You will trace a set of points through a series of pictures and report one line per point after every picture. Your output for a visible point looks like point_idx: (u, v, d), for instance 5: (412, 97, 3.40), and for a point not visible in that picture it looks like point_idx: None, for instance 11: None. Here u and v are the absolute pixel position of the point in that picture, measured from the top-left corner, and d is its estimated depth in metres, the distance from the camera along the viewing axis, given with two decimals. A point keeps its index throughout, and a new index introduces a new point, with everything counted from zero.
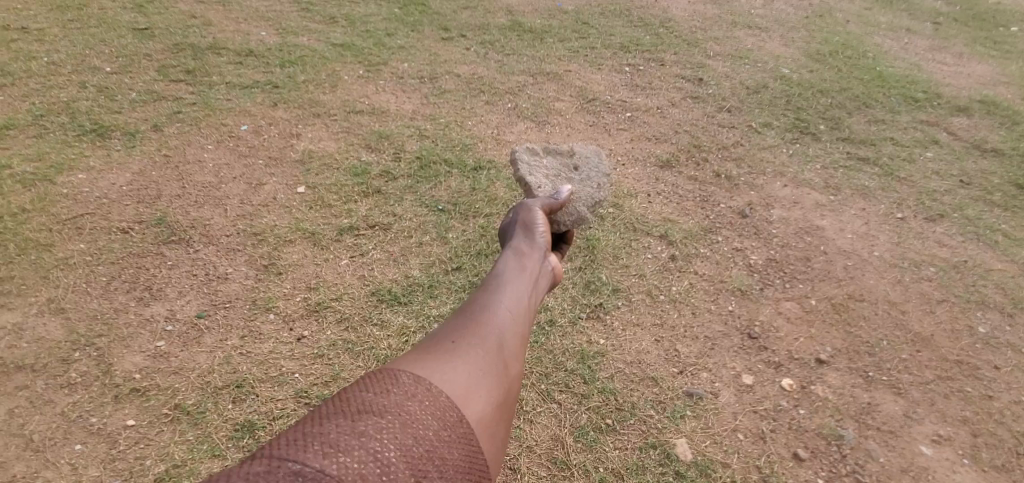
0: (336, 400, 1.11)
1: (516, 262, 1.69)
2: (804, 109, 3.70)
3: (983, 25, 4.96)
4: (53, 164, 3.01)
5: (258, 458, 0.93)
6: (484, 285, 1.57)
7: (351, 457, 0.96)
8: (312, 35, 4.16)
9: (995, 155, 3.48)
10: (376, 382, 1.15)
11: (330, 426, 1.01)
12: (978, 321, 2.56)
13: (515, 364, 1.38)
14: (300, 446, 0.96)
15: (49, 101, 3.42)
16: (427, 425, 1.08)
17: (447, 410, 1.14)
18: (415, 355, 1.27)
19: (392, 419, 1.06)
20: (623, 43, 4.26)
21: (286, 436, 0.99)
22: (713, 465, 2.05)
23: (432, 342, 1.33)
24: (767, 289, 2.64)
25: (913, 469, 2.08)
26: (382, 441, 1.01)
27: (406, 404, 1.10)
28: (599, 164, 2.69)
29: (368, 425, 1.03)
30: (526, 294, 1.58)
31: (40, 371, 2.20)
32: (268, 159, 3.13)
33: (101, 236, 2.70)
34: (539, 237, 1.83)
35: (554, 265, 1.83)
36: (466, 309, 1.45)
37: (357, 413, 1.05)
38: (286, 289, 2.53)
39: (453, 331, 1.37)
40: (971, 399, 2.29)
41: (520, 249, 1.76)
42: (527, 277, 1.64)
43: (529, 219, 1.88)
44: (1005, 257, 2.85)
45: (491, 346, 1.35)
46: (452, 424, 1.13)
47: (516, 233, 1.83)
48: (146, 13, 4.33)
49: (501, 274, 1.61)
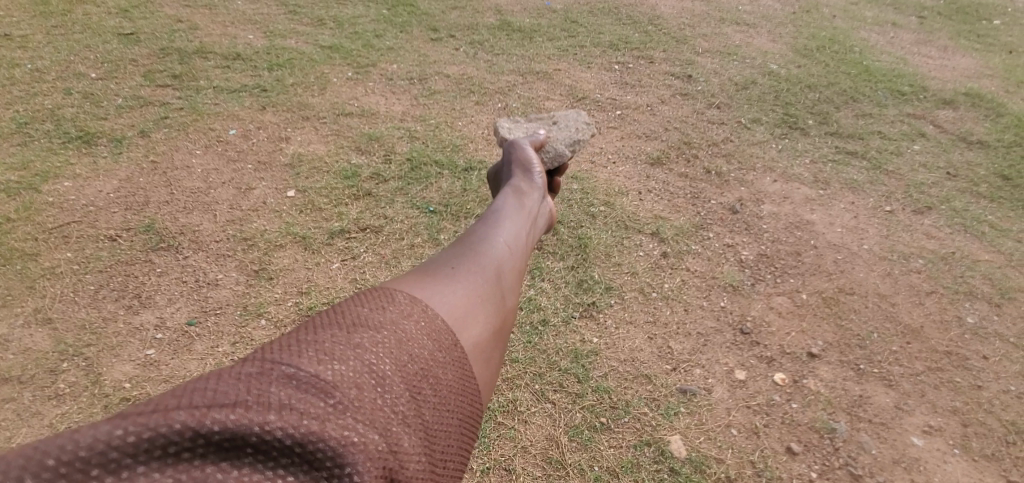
0: (331, 312, 1.11)
1: (515, 202, 1.81)
2: (792, 104, 3.72)
3: (967, 19, 5.02)
4: (38, 172, 2.97)
5: (250, 361, 0.94)
6: (482, 222, 1.63)
7: (345, 366, 0.96)
8: (300, 37, 4.13)
9: (980, 147, 3.51)
10: (373, 298, 1.15)
11: (324, 335, 1.01)
12: (967, 312, 2.59)
13: (510, 298, 1.42)
14: (292, 354, 0.95)
15: (33, 108, 3.37)
16: (423, 345, 1.09)
17: (443, 333, 1.15)
18: (412, 278, 1.29)
19: (388, 335, 1.06)
20: (612, 42, 4.27)
21: (278, 343, 0.99)
22: (707, 461, 2.06)
23: (428, 269, 1.35)
24: (759, 284, 2.65)
25: (904, 460, 2.10)
26: (377, 355, 1.01)
27: (402, 322, 1.10)
28: (576, 115, 2.65)
29: (363, 338, 1.03)
30: (522, 235, 1.65)
31: (27, 383, 2.17)
32: (257, 163, 3.11)
33: (88, 244, 2.67)
34: (536, 177, 2.03)
35: (546, 212, 1.98)
36: (464, 243, 1.49)
37: (352, 325, 1.05)
38: (277, 294, 2.51)
39: (450, 260, 1.40)
40: (961, 389, 2.32)
41: (519, 190, 1.90)
42: (524, 217, 1.75)
43: (526, 159, 2.08)
44: (991, 248, 2.88)
45: (488, 278, 1.38)
46: (447, 347, 1.14)
47: (516, 172, 2.03)
48: (131, 18, 4.29)
49: (501, 213, 1.71)
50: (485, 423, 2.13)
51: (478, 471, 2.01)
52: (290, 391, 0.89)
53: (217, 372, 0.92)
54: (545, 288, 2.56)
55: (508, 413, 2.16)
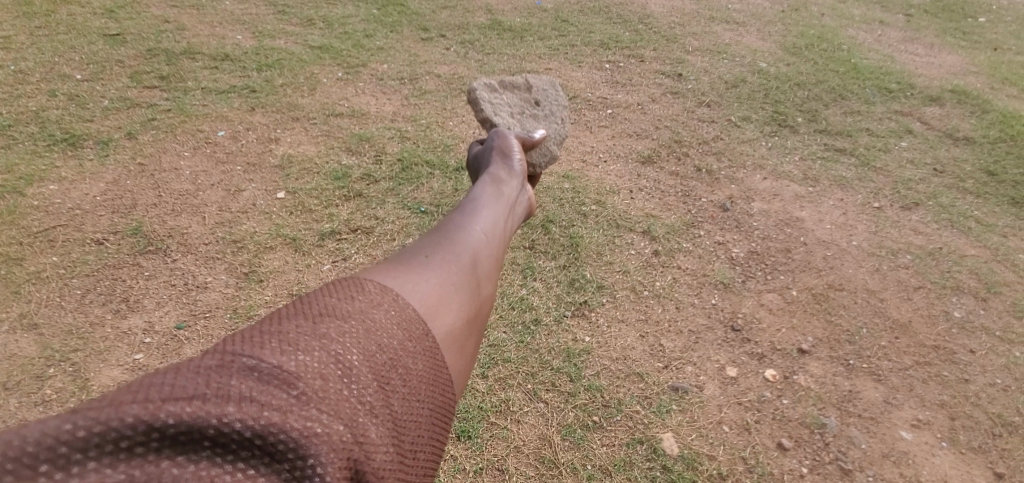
0: (297, 302, 1.08)
1: (493, 190, 1.79)
2: (781, 102, 3.74)
3: (953, 17, 5.07)
4: (22, 176, 2.93)
5: (211, 353, 0.91)
6: (459, 211, 1.62)
7: (309, 356, 0.93)
8: (289, 38, 4.10)
9: (966, 143, 3.55)
10: (341, 289, 1.12)
11: (289, 326, 0.98)
12: (954, 306, 2.61)
13: (486, 285, 1.40)
14: (254, 345, 0.93)
15: (17, 111, 3.33)
16: (392, 335, 1.07)
17: (413, 322, 1.13)
18: (384, 268, 1.27)
19: (356, 325, 1.03)
20: (603, 41, 4.28)
21: (241, 334, 0.96)
22: (699, 458, 2.07)
23: (401, 258, 1.33)
24: (750, 281, 2.67)
25: (893, 454, 2.11)
26: (344, 345, 0.98)
27: (370, 312, 1.08)
28: (558, 95, 2.62)
29: (330, 328, 1.00)
30: (498, 223, 1.63)
31: (12, 389, 2.14)
32: (246, 165, 3.08)
33: (74, 248, 2.63)
34: (515, 165, 2.00)
35: (527, 198, 1.98)
36: (439, 232, 1.48)
37: (319, 316, 1.03)
38: (267, 296, 2.49)
39: (425, 250, 1.38)
40: (948, 383, 2.34)
41: (497, 179, 1.88)
42: (503, 206, 1.73)
43: (506, 146, 2.05)
44: (978, 243, 2.91)
45: (463, 267, 1.37)
46: (418, 337, 1.11)
47: (495, 159, 1.99)
48: (117, 19, 4.24)
49: (478, 201, 1.69)
50: (478, 424, 2.12)
51: (471, 471, 2.00)
52: (251, 383, 0.86)
53: (175, 365, 0.89)
54: (537, 288, 2.56)
55: (500, 413, 2.16)
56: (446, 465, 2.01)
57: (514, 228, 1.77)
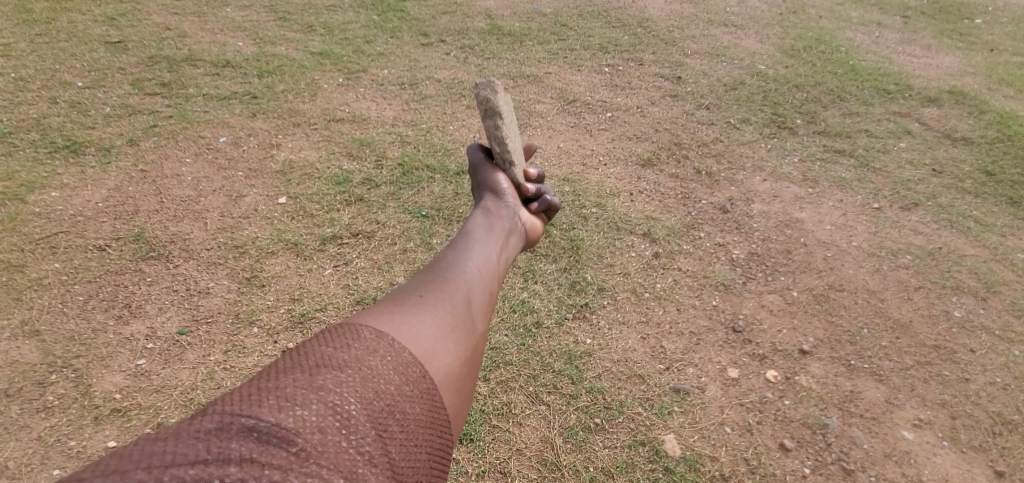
0: (292, 355, 1.05)
1: (485, 224, 1.74)
2: (780, 104, 3.76)
3: (950, 18, 5.09)
4: (24, 183, 2.94)
5: (207, 415, 0.88)
6: (452, 246, 1.56)
7: (307, 411, 0.90)
8: (290, 44, 4.12)
9: (964, 144, 3.56)
10: (335, 336, 1.08)
11: (285, 381, 0.95)
12: (954, 306, 2.62)
13: (481, 323, 1.35)
14: (252, 403, 0.89)
15: (19, 118, 3.34)
16: (389, 380, 1.02)
17: (410, 365, 1.08)
18: (379, 309, 1.21)
19: (353, 373, 0.99)
20: (602, 44, 4.29)
21: (238, 393, 0.93)
22: (701, 459, 2.07)
23: (395, 298, 1.27)
24: (750, 282, 2.68)
25: (895, 454, 2.12)
26: (342, 395, 0.94)
27: (367, 359, 1.03)
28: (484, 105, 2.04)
29: (327, 379, 0.96)
30: (493, 257, 1.57)
31: (15, 396, 2.15)
32: (248, 170, 3.10)
33: (77, 255, 2.64)
34: (507, 198, 1.93)
35: (524, 222, 1.93)
36: (432, 269, 1.42)
37: (315, 367, 0.99)
38: (269, 301, 2.49)
39: (419, 287, 1.32)
40: (949, 383, 2.34)
41: (490, 212, 1.83)
42: (497, 238, 1.68)
43: (495, 179, 1.97)
44: (977, 242, 2.93)
45: (458, 304, 1.32)
46: (415, 380, 1.06)
47: (488, 194, 1.93)
48: (118, 26, 4.26)
49: (471, 234, 1.64)
50: (480, 427, 2.13)
51: (473, 474, 2.01)
52: (251, 444, 0.82)
53: (171, 430, 0.85)
54: (538, 291, 2.57)
55: (502, 416, 2.17)
56: (448, 469, 2.01)
57: (512, 257, 1.73)
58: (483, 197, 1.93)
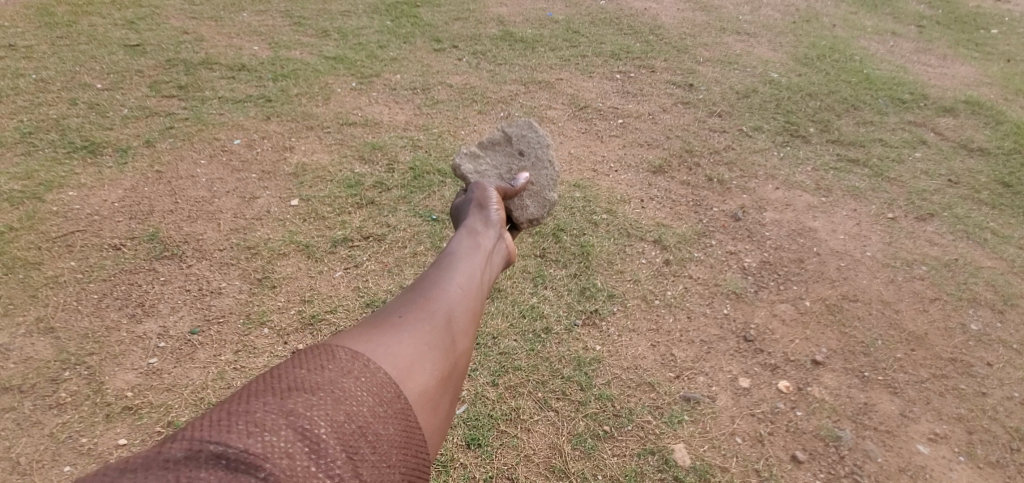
0: (266, 379, 1.05)
1: (471, 240, 1.70)
2: (793, 112, 3.74)
3: (965, 28, 5.04)
4: (42, 182, 2.99)
5: (176, 441, 0.87)
6: (438, 262, 1.55)
7: (276, 436, 0.89)
8: (305, 49, 4.17)
9: (981, 154, 3.52)
10: (310, 359, 1.08)
11: (256, 405, 0.95)
12: (971, 318, 2.59)
13: (464, 338, 1.35)
14: (221, 428, 0.89)
15: (39, 119, 3.40)
16: (362, 402, 1.02)
17: (384, 386, 1.08)
18: (358, 330, 1.22)
19: (324, 396, 0.99)
20: (614, 51, 4.30)
21: (207, 417, 0.92)
22: (711, 469, 2.05)
23: (376, 318, 1.28)
24: (762, 291, 2.65)
25: (910, 468, 2.09)
26: (312, 419, 0.95)
27: (339, 381, 1.04)
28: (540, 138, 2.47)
29: (297, 403, 0.96)
30: (479, 271, 1.56)
31: (28, 392, 2.18)
32: (261, 173, 3.12)
33: (92, 253, 2.68)
34: (492, 213, 1.87)
35: (507, 244, 1.85)
36: (416, 286, 1.42)
37: (287, 391, 0.99)
38: (280, 302, 2.51)
39: (400, 306, 1.32)
40: (965, 396, 2.31)
41: (475, 227, 1.80)
42: (483, 253, 1.66)
43: (484, 197, 1.93)
44: (994, 254, 2.88)
45: (439, 322, 1.31)
46: (388, 400, 1.07)
47: (471, 211, 1.87)
48: (137, 30, 4.32)
49: (458, 250, 1.62)
50: (488, 432, 2.12)
51: (480, 479, 2.00)
52: (219, 471, 0.82)
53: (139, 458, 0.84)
54: (547, 296, 2.57)
55: (510, 422, 2.16)
56: (455, 473, 2.01)
57: (497, 273, 1.71)
58: (467, 213, 1.87)
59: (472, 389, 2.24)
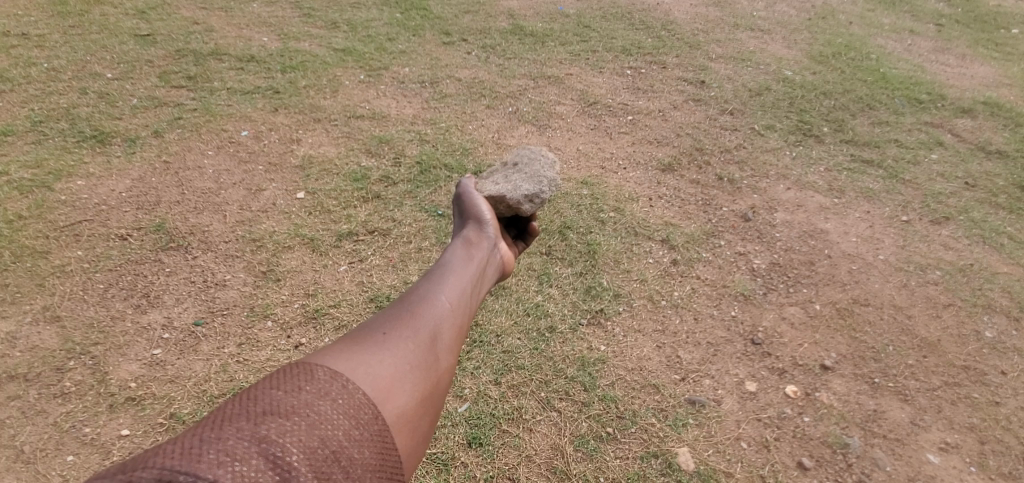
0: (239, 400, 0.98)
1: (464, 252, 1.64)
2: (807, 111, 3.68)
3: (985, 27, 4.94)
4: (51, 171, 2.99)
5: (141, 469, 0.79)
6: (427, 276, 1.49)
7: (247, 466, 0.83)
8: (313, 40, 4.15)
9: (999, 157, 3.45)
10: (286, 379, 1.02)
11: (229, 431, 0.88)
12: (985, 326, 2.53)
13: (448, 357, 1.29)
14: (191, 456, 0.82)
15: (49, 107, 3.41)
16: (338, 425, 0.97)
17: (362, 408, 1.03)
18: (337, 347, 1.16)
19: (299, 420, 0.94)
20: (625, 47, 4.25)
21: (177, 443, 0.85)
22: (715, 474, 2.02)
23: (357, 334, 1.22)
24: (771, 293, 2.61)
25: (920, 477, 2.04)
26: (284, 446, 0.89)
27: (316, 404, 0.98)
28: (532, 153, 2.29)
29: (271, 428, 0.90)
30: (469, 286, 1.50)
31: (33, 380, 2.18)
32: (268, 165, 3.11)
33: (99, 243, 2.68)
34: (488, 227, 1.81)
35: (503, 254, 1.80)
36: (403, 300, 1.36)
37: (261, 414, 0.93)
38: (284, 295, 2.50)
39: (383, 322, 1.26)
40: (978, 405, 2.26)
41: (469, 240, 1.73)
42: (475, 267, 1.60)
43: (479, 209, 1.87)
44: (1010, 260, 2.82)
45: (423, 339, 1.25)
46: (366, 423, 1.02)
47: (468, 223, 1.82)
48: (148, 20, 4.33)
49: (449, 264, 1.56)
50: (489, 431, 2.10)
51: (481, 479, 1.99)
52: None
53: None
54: (552, 294, 2.54)
55: (513, 421, 2.14)
56: (456, 472, 1.99)
57: (489, 288, 1.65)
58: (462, 226, 1.82)
59: (475, 387, 2.22)
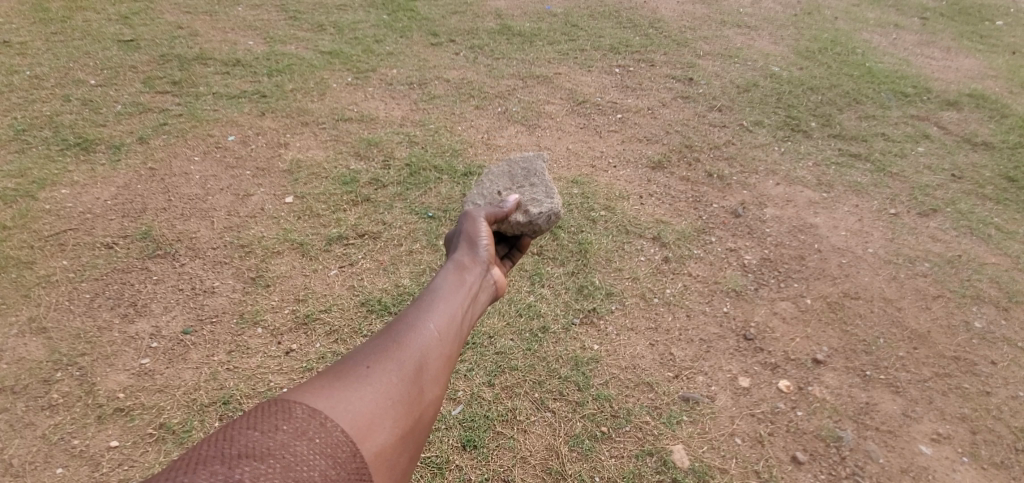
0: (215, 440, 0.97)
1: (456, 275, 1.58)
2: (794, 106, 3.69)
3: (969, 20, 4.98)
4: (35, 180, 2.96)
5: None
6: (417, 302, 1.46)
7: None
8: (300, 43, 4.13)
9: (986, 149, 3.48)
10: (263, 417, 1.01)
11: (202, 475, 0.87)
12: (975, 316, 2.55)
13: (432, 389, 1.27)
14: None
15: (32, 116, 3.37)
16: (314, 466, 0.96)
17: (339, 447, 1.02)
18: (320, 380, 1.15)
19: (274, 463, 0.93)
20: (613, 45, 4.25)
21: None
22: (711, 470, 2.02)
23: (341, 366, 1.21)
24: (762, 289, 2.62)
25: (913, 469, 2.05)
26: None
27: (293, 445, 0.97)
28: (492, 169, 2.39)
29: (245, 472, 0.89)
30: (459, 313, 1.46)
31: (19, 393, 2.15)
32: (256, 169, 3.09)
33: (85, 252, 2.65)
34: (482, 248, 1.72)
35: (498, 277, 1.72)
36: (390, 328, 1.34)
37: (236, 457, 0.92)
38: (274, 301, 2.48)
39: (368, 352, 1.25)
40: (969, 396, 2.28)
41: (463, 261, 1.66)
42: (467, 293, 1.55)
43: (475, 230, 1.76)
44: (997, 250, 2.84)
45: (406, 373, 1.24)
46: (342, 463, 1.01)
47: (462, 242, 1.74)
48: (132, 25, 4.29)
49: (439, 288, 1.52)
50: (484, 433, 2.09)
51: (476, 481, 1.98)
52: None
53: None
54: (544, 294, 2.54)
55: (507, 422, 2.13)
56: (451, 475, 1.98)
57: (481, 313, 1.59)
58: (456, 245, 1.74)
59: (469, 389, 2.22)
